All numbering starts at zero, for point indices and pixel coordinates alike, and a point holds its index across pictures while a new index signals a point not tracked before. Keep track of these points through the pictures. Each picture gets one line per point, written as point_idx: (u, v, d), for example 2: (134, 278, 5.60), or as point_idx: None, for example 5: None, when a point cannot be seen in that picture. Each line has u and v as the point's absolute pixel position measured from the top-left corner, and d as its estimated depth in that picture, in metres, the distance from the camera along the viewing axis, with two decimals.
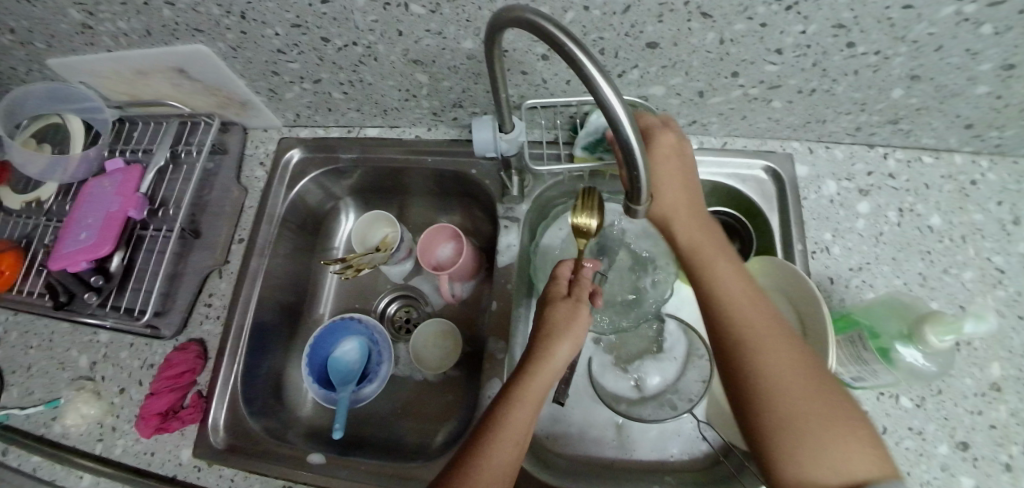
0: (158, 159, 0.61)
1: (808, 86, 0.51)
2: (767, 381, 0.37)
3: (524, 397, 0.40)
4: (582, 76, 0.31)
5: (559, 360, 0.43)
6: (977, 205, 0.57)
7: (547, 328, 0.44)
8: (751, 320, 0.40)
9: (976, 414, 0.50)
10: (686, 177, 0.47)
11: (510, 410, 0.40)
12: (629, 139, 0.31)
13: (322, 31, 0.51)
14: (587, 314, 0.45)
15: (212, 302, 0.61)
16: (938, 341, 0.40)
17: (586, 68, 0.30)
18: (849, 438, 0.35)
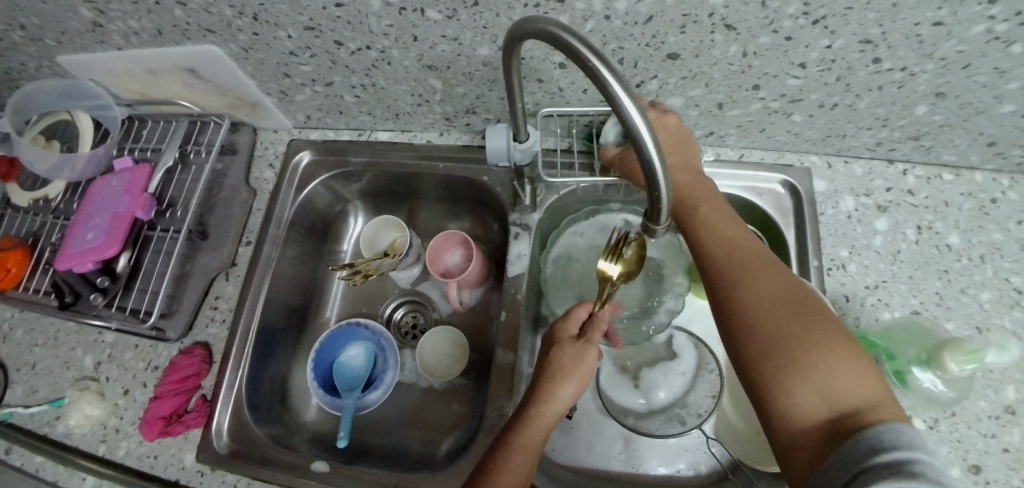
0: (167, 159, 0.61)
1: (830, 101, 0.49)
2: (752, 314, 0.37)
3: (525, 440, 0.40)
4: (605, 93, 0.30)
5: (562, 399, 0.43)
6: (996, 224, 0.56)
7: (552, 367, 0.44)
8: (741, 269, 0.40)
9: (990, 438, 0.51)
10: (691, 168, 0.49)
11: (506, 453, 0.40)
12: (652, 159, 0.30)
13: (335, 34, 0.51)
14: (594, 356, 0.45)
15: (218, 305, 0.60)
16: (958, 369, 0.40)
17: (610, 84, 0.29)
18: (843, 362, 0.33)
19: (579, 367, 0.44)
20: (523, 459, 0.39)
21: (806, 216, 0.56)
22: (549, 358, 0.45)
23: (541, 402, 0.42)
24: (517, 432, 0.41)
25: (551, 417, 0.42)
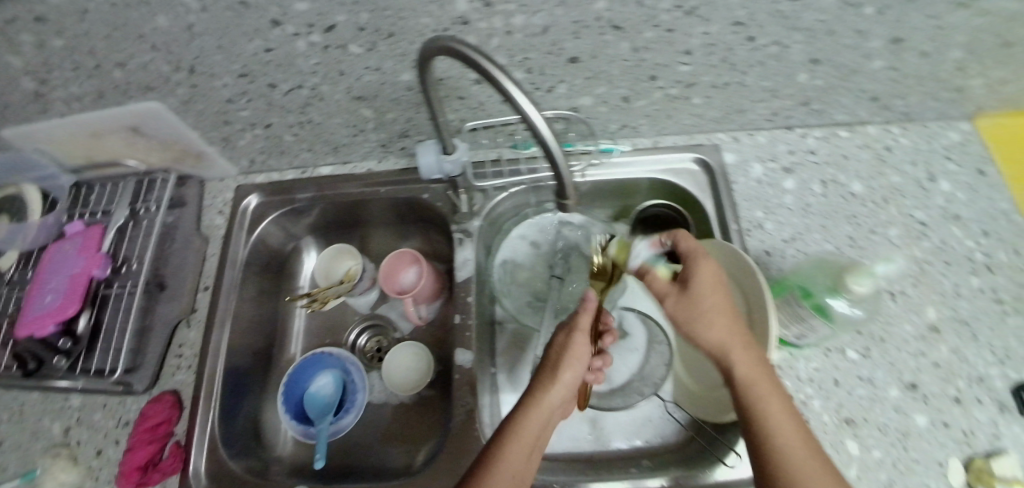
0: (118, 218, 0.64)
1: (720, 81, 0.55)
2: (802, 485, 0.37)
3: (525, 428, 0.42)
4: (500, 92, 0.37)
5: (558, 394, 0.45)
6: (894, 167, 0.64)
7: (552, 360, 0.48)
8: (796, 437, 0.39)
9: (921, 357, 0.59)
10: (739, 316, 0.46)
11: (504, 445, 0.41)
12: (546, 137, 0.38)
13: (268, 77, 0.55)
14: (586, 351, 0.47)
15: (183, 353, 0.61)
16: (859, 287, 0.44)
17: (503, 84, 0.36)
18: None
19: (576, 363, 0.47)
20: (517, 451, 0.41)
21: (720, 187, 0.60)
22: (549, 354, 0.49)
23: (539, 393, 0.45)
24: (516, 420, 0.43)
25: (547, 410, 0.44)
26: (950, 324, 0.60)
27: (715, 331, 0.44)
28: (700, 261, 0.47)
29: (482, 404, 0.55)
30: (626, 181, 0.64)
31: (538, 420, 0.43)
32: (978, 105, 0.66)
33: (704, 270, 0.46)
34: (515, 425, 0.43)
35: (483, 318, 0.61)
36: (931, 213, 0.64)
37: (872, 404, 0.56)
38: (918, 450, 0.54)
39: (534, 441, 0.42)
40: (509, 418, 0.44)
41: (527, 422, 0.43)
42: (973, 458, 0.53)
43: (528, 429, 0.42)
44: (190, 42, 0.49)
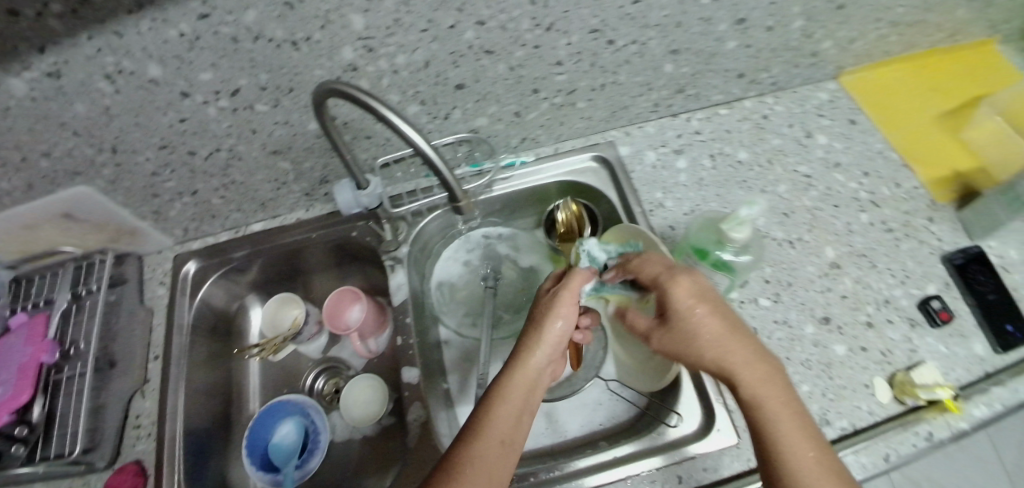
0: (60, 303, 0.66)
1: (597, 83, 0.61)
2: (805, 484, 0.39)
3: (507, 395, 0.45)
4: (380, 116, 0.44)
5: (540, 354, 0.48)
6: (773, 132, 0.72)
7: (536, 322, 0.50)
8: (800, 441, 0.41)
9: (830, 291, 0.65)
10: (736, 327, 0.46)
11: (491, 407, 0.45)
12: (425, 149, 0.46)
13: (186, 146, 0.58)
14: (570, 309, 0.49)
15: (141, 422, 0.63)
16: (737, 236, 0.50)
17: (380, 109, 0.43)
18: None
19: (563, 321, 0.49)
20: (505, 408, 0.45)
21: (621, 178, 0.66)
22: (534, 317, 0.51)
23: (525, 356, 0.48)
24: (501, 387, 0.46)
25: (534, 372, 0.47)
26: (848, 259, 0.67)
27: (712, 354, 0.45)
28: (671, 281, 0.48)
29: (436, 416, 0.58)
30: (536, 187, 0.68)
31: (521, 384, 0.46)
32: (836, 65, 0.75)
33: (680, 291, 0.47)
34: (501, 392, 0.46)
35: (428, 336, 0.64)
36: (813, 166, 0.71)
37: (792, 343, 0.62)
38: (843, 376, 0.60)
39: (521, 403, 0.46)
40: (496, 382, 0.47)
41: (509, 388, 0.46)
42: (895, 373, 0.60)
43: (512, 395, 0.46)
44: (108, 123, 0.53)
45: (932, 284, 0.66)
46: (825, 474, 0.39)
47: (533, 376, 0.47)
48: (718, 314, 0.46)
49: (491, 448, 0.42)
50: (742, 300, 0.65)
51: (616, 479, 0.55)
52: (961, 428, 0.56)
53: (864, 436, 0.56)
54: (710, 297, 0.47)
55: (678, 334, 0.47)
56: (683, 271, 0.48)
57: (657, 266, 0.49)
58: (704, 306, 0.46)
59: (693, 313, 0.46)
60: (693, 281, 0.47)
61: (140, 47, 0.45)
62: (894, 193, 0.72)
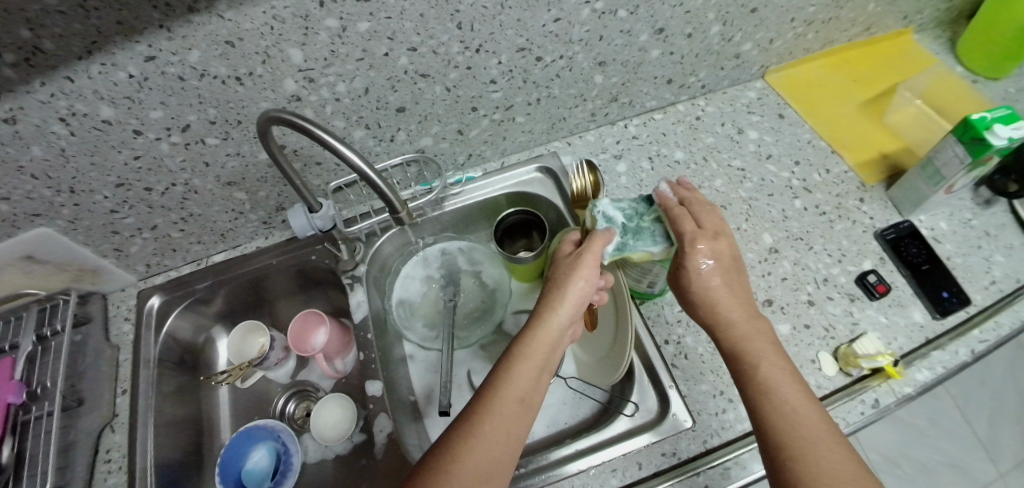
0: (26, 345, 0.66)
1: (532, 97, 0.65)
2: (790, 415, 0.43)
3: (525, 355, 0.48)
4: (317, 138, 0.46)
5: (562, 313, 0.50)
6: (706, 131, 0.77)
7: (556, 282, 0.52)
8: (789, 392, 0.45)
9: (769, 275, 0.69)
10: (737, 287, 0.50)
11: (509, 368, 0.48)
12: (363, 170, 0.49)
13: (143, 182, 0.60)
14: (591, 269, 0.50)
15: (111, 457, 0.64)
16: None
17: (316, 132, 0.45)
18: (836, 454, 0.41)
19: (585, 280, 0.50)
20: (525, 368, 0.48)
21: (564, 186, 0.69)
22: (553, 277, 0.53)
23: (548, 314, 0.50)
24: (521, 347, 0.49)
25: (553, 333, 0.50)
26: (783, 244, 0.71)
27: (712, 307, 0.50)
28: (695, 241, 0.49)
29: (402, 428, 0.60)
30: (484, 201, 0.71)
31: (541, 346, 0.49)
32: (761, 65, 0.80)
33: (702, 255, 0.49)
34: (519, 353, 0.49)
35: (392, 351, 0.66)
36: (746, 159, 0.75)
37: None
38: (790, 354, 0.64)
39: (540, 363, 0.48)
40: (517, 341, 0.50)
41: (530, 349, 0.49)
42: (839, 347, 0.64)
43: (531, 355, 0.48)
44: (65, 165, 0.55)
45: (868, 260, 0.71)
46: (812, 420, 0.43)
47: (552, 338, 0.50)
48: (724, 275, 0.50)
49: (507, 407, 0.45)
50: None
51: (577, 472, 0.57)
52: (907, 392, 0.60)
53: None
54: (727, 262, 0.50)
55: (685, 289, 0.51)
56: (710, 235, 0.50)
57: (689, 223, 0.50)
58: (718, 270, 0.49)
59: (707, 275, 0.49)
60: (715, 246, 0.49)
61: (91, 91, 0.48)
62: (825, 178, 0.77)
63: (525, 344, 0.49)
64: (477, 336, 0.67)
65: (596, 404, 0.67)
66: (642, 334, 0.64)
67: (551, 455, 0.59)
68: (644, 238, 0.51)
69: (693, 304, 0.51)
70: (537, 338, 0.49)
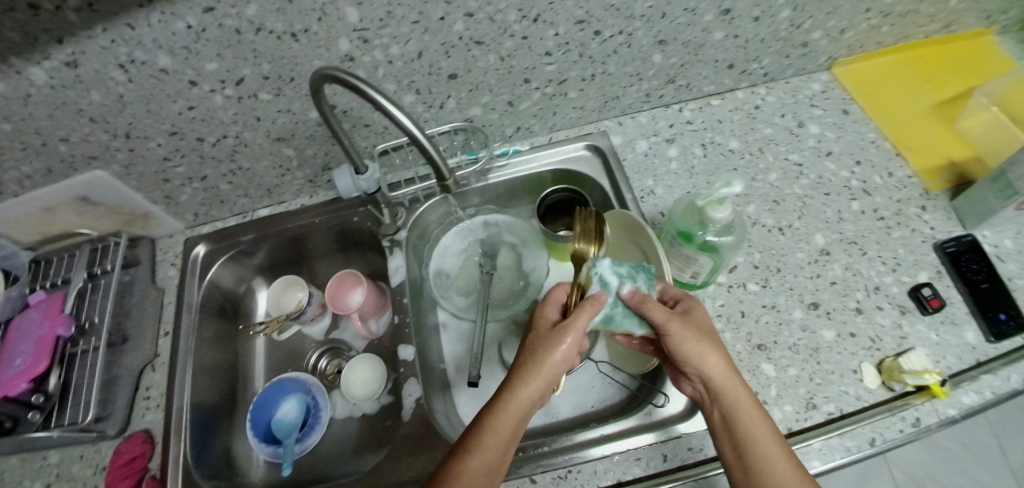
0: (76, 280, 0.68)
1: (586, 73, 0.63)
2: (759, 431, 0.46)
3: (491, 428, 0.45)
4: (371, 100, 0.46)
5: (530, 386, 0.47)
6: (765, 122, 0.73)
7: (528, 353, 0.49)
8: (772, 442, 0.45)
9: (818, 277, 0.66)
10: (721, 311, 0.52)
11: (479, 437, 0.45)
12: (415, 133, 0.48)
13: (195, 133, 0.61)
14: (570, 340, 0.47)
15: (150, 394, 0.67)
16: (718, 216, 0.51)
17: (371, 93, 0.45)
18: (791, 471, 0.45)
19: (563, 352, 0.47)
20: (494, 438, 0.45)
21: (613, 167, 0.67)
22: (526, 345, 0.50)
23: (519, 383, 0.47)
24: (487, 418, 0.46)
25: (519, 405, 0.46)
26: (837, 246, 0.68)
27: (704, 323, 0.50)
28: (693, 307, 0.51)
29: (430, 395, 0.61)
30: (529, 176, 0.70)
31: (505, 418, 0.46)
32: (829, 57, 0.75)
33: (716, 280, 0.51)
34: (484, 425, 0.46)
35: (425, 318, 0.66)
36: (804, 154, 0.72)
37: (778, 327, 0.63)
38: (830, 361, 0.61)
39: (507, 438, 0.45)
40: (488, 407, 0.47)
41: (494, 422, 0.46)
42: (884, 359, 0.60)
43: (497, 425, 0.45)
44: (122, 110, 0.56)
45: (923, 271, 0.66)
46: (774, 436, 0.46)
47: (518, 412, 0.46)
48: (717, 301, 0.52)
49: (478, 471, 0.43)
50: (731, 284, 0.65)
51: (599, 457, 0.56)
52: (950, 414, 0.57)
53: (850, 420, 0.57)
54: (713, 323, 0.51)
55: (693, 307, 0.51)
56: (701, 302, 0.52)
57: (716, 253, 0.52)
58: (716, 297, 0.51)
59: (708, 335, 0.49)
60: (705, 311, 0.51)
61: (151, 39, 0.48)
62: (887, 182, 0.72)
63: (489, 416, 0.46)
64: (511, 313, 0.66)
65: (627, 391, 0.65)
66: None
67: (579, 436, 0.58)
68: (632, 315, 0.49)
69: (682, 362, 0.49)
70: (502, 413, 0.46)
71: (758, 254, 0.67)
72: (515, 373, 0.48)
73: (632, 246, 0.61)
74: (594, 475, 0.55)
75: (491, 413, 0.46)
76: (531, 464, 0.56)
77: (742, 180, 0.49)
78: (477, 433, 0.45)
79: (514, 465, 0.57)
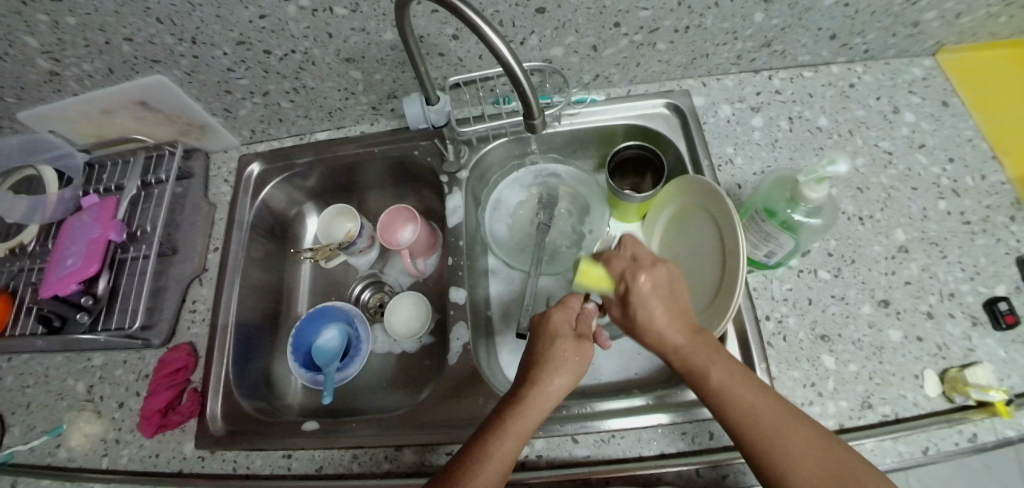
0: (131, 189, 0.68)
1: (681, 24, 0.58)
2: (745, 412, 0.42)
3: (516, 429, 0.43)
4: (465, 22, 0.41)
5: (555, 390, 0.46)
6: (858, 103, 0.69)
7: (552, 359, 0.47)
8: (750, 403, 0.42)
9: (891, 275, 0.60)
10: (671, 291, 0.49)
11: (497, 440, 0.42)
12: (507, 60, 0.42)
13: (263, 44, 0.58)
14: (590, 354, 0.49)
15: (196, 308, 0.68)
16: (812, 195, 0.47)
17: (464, 12, 0.41)
18: (793, 441, 0.40)
19: (583, 361, 0.48)
20: (511, 444, 0.42)
21: (692, 127, 0.66)
22: (549, 348, 0.48)
23: (544, 385, 0.45)
24: (510, 421, 0.43)
25: (541, 411, 0.45)
26: (919, 244, 0.61)
27: (650, 313, 0.48)
28: (635, 274, 0.50)
29: (476, 342, 0.60)
30: (601, 127, 0.69)
31: (530, 421, 0.44)
32: (937, 41, 0.69)
33: (643, 283, 0.49)
34: (508, 425, 0.43)
35: (475, 264, 0.66)
36: (896, 142, 0.67)
37: (845, 319, 0.58)
38: (892, 362, 0.55)
39: (523, 439, 0.43)
40: (509, 405, 0.45)
41: (518, 424, 0.43)
42: (948, 369, 0.54)
43: (522, 428, 0.43)
44: (191, 13, 0.53)
45: (1002, 285, 0.58)
46: (765, 414, 0.41)
47: (541, 413, 0.45)
48: (672, 290, 0.49)
49: (491, 475, 0.40)
50: (801, 269, 0.61)
51: (643, 426, 0.53)
52: (1009, 435, 0.51)
53: (905, 426, 0.52)
54: (669, 282, 0.50)
55: (637, 280, 0.49)
56: (647, 263, 0.50)
57: (621, 260, 0.52)
58: (651, 282, 0.49)
59: (649, 301, 0.48)
60: (654, 271, 0.50)
61: None
62: (978, 185, 0.63)
63: (514, 418, 0.44)
64: (564, 267, 0.68)
65: (674, 361, 0.62)
66: (744, 302, 0.59)
67: (628, 401, 0.55)
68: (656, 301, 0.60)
69: (638, 334, 0.50)
70: (526, 414, 0.44)
71: (834, 240, 0.62)
72: (535, 374, 0.47)
73: (707, 218, 0.56)
74: (637, 444, 0.53)
75: (514, 415, 0.44)
76: (575, 424, 0.54)
77: (851, 158, 0.44)
78: (491, 434, 0.43)
79: (557, 421, 0.55)
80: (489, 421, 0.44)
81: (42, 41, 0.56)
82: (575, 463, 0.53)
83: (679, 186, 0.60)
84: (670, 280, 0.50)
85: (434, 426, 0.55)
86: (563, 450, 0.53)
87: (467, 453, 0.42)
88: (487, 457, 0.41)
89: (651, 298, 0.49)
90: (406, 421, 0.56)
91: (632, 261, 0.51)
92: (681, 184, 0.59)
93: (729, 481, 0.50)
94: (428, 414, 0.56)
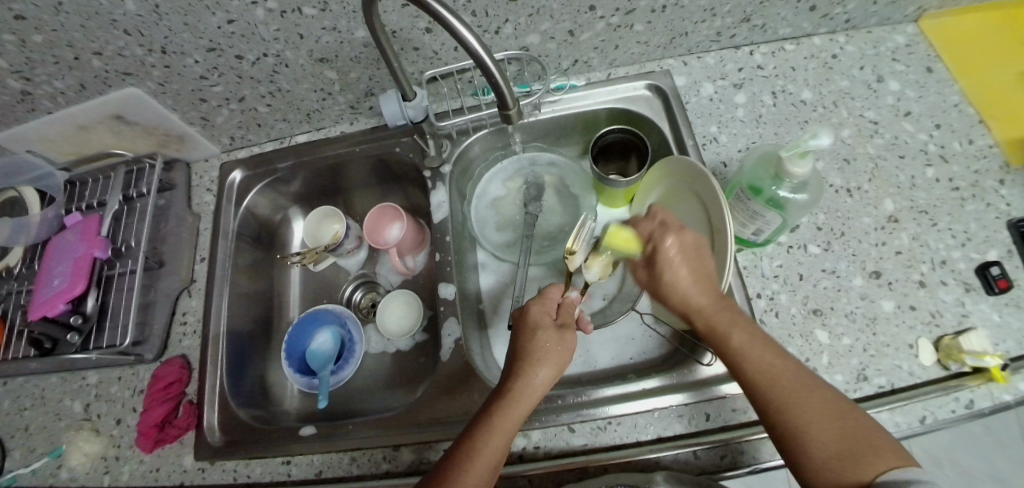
0: (113, 205, 0.67)
1: (657, 4, 0.57)
2: (766, 375, 0.41)
3: (503, 423, 0.43)
4: (431, 13, 0.40)
5: (540, 383, 0.46)
6: (841, 74, 0.68)
7: (535, 352, 0.47)
8: (773, 365, 0.42)
9: (882, 246, 0.59)
10: (699, 252, 0.49)
11: (486, 435, 0.42)
12: (477, 51, 0.42)
13: (235, 49, 0.57)
14: (572, 343, 0.49)
15: (187, 320, 0.68)
16: (795, 170, 0.47)
17: (430, 5, 0.40)
18: (812, 403, 0.39)
19: (565, 352, 0.48)
20: (500, 438, 0.42)
21: (674, 107, 0.65)
22: (531, 341, 0.48)
23: (527, 378, 0.45)
24: (497, 415, 0.43)
25: (528, 403, 0.45)
26: (909, 213, 0.60)
27: (674, 274, 0.48)
28: (662, 236, 0.50)
29: (469, 337, 0.60)
30: (583, 114, 0.68)
31: (518, 414, 0.44)
32: (918, 6, 0.68)
33: (670, 245, 0.49)
34: (495, 420, 0.43)
35: (463, 260, 0.66)
36: (881, 111, 0.66)
37: (837, 293, 0.57)
38: (886, 333, 0.55)
39: (513, 433, 0.43)
40: (495, 403, 0.45)
41: (507, 416, 0.43)
42: (943, 336, 0.54)
43: (511, 421, 0.43)
44: (157, 22, 0.52)
45: (994, 249, 0.57)
46: (786, 374, 0.41)
47: (529, 404, 0.45)
48: (699, 256, 0.49)
49: (482, 468, 0.40)
50: (790, 245, 0.61)
51: (641, 411, 0.53)
52: (1006, 399, 0.51)
53: (901, 396, 0.52)
54: (696, 246, 0.49)
55: (672, 234, 0.49)
56: (677, 226, 0.50)
57: (651, 223, 0.52)
58: (682, 246, 0.49)
59: (676, 262, 0.48)
60: (682, 235, 0.49)
61: None
62: (966, 149, 0.63)
63: (502, 411, 0.44)
64: (553, 257, 0.67)
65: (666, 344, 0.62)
66: (734, 281, 0.59)
67: (624, 386, 0.55)
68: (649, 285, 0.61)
69: (661, 295, 0.50)
70: (513, 407, 0.44)
71: (822, 214, 0.62)
72: (518, 368, 0.47)
73: (694, 199, 0.56)
74: (634, 429, 0.53)
75: (502, 409, 0.44)
76: (571, 413, 0.54)
77: (833, 130, 0.43)
78: (480, 429, 0.43)
79: (554, 412, 0.54)
80: (477, 418, 0.45)
81: (10, 60, 0.55)
82: (573, 452, 0.53)
83: (664, 168, 0.59)
84: (700, 243, 0.49)
85: (431, 423, 0.55)
86: (561, 440, 0.53)
87: (456, 450, 0.42)
88: (477, 452, 0.41)
89: (677, 259, 0.48)
90: (402, 420, 0.56)
91: (662, 225, 0.51)
92: (666, 166, 0.59)
93: (727, 462, 0.50)
94: (424, 412, 0.56)
